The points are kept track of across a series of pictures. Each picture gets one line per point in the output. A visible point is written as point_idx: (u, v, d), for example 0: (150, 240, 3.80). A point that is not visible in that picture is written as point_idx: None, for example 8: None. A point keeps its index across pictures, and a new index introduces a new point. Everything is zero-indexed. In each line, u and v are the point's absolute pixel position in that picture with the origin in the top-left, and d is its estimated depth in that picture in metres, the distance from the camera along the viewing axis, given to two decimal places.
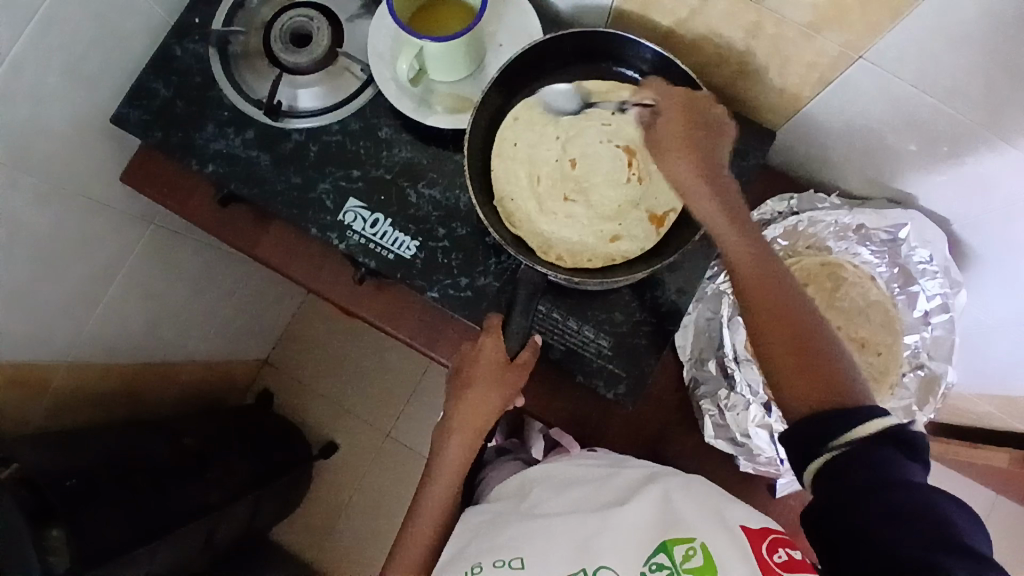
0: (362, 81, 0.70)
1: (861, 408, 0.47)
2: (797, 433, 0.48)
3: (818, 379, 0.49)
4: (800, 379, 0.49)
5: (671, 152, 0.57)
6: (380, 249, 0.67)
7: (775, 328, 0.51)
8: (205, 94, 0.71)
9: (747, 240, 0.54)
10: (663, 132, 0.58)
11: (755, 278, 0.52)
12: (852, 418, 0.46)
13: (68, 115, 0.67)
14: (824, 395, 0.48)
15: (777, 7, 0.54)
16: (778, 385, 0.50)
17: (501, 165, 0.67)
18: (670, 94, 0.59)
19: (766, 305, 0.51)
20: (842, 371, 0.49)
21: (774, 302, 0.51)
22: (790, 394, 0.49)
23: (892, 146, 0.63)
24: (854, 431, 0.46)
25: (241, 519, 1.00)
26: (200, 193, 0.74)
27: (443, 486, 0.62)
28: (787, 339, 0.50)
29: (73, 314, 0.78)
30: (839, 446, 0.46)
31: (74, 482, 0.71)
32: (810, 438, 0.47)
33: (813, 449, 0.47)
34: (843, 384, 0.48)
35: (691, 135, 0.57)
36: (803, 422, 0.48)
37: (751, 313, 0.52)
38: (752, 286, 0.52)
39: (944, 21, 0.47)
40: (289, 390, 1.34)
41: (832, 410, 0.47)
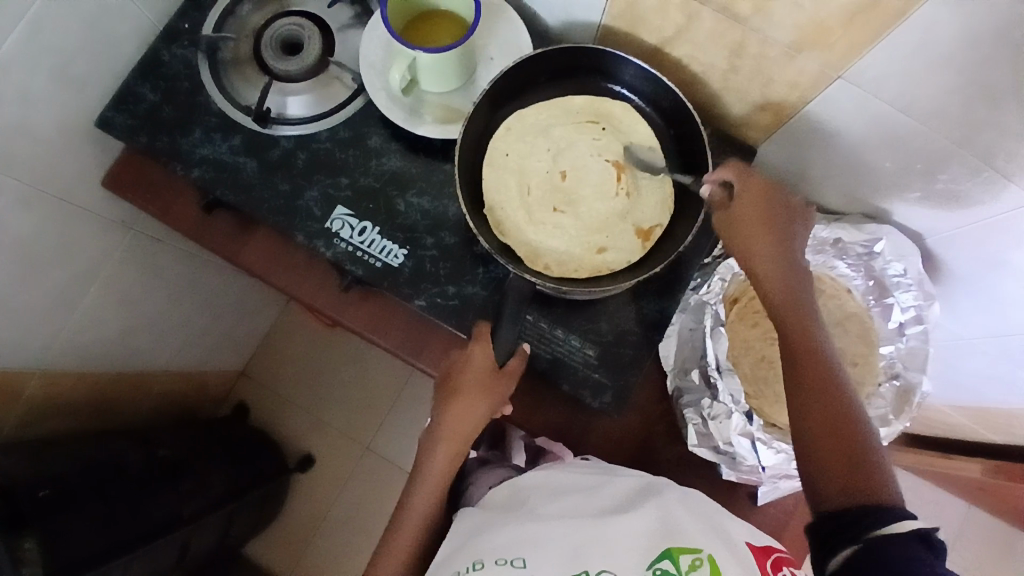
0: (353, 90, 0.71)
1: (894, 509, 0.43)
2: (825, 522, 0.46)
3: (853, 472, 0.47)
4: (838, 470, 0.47)
5: (744, 230, 0.57)
6: (367, 257, 0.67)
7: (821, 412, 0.49)
8: (194, 100, 0.71)
9: (804, 324, 0.53)
10: (740, 211, 0.58)
11: (810, 361, 0.52)
12: (881, 515, 0.43)
13: (53, 117, 0.66)
14: (859, 489, 0.46)
15: (761, 26, 0.56)
16: (814, 472, 0.49)
17: (491, 175, 0.68)
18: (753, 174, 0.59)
19: (816, 391, 0.50)
20: (882, 473, 0.47)
21: (825, 389, 0.50)
22: (825, 483, 0.48)
23: (868, 163, 0.66)
24: (885, 527, 0.43)
25: (218, 533, 0.97)
26: (185, 199, 0.73)
27: (426, 494, 0.61)
28: (831, 428, 0.49)
29: (48, 320, 0.76)
30: (866, 540, 0.43)
31: (47, 492, 0.71)
32: (839, 529, 0.45)
33: (837, 539, 0.44)
34: (878, 484, 0.46)
35: (768, 219, 0.58)
36: (834, 513, 0.46)
37: (800, 395, 0.51)
38: (803, 370, 0.52)
39: (919, 42, 0.50)
40: (267, 402, 1.32)
41: (864, 506, 0.44)
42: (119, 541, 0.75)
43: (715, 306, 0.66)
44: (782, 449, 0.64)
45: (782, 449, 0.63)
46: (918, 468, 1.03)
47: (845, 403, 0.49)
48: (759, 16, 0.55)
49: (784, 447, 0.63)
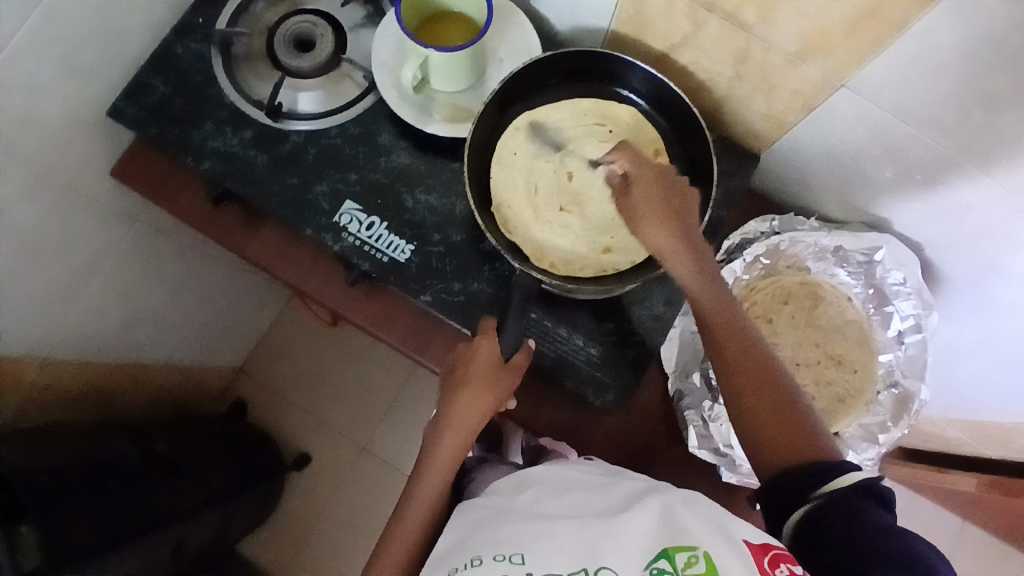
0: (363, 88, 0.72)
1: (834, 463, 0.48)
2: (776, 489, 0.49)
3: (788, 435, 0.50)
4: (774, 438, 0.51)
5: (648, 223, 0.57)
6: (374, 252, 0.68)
7: (749, 388, 0.52)
8: (205, 93, 0.71)
9: (720, 302, 0.55)
10: (638, 202, 0.58)
11: (730, 339, 0.54)
12: (825, 475, 0.48)
13: (65, 105, 0.66)
14: (797, 450, 0.50)
15: (766, 35, 0.58)
16: (752, 442, 0.52)
17: (498, 174, 0.69)
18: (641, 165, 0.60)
19: (740, 368, 0.53)
20: (813, 428, 0.51)
21: (748, 363, 0.53)
22: (765, 452, 0.51)
23: (868, 172, 0.67)
24: (832, 482, 0.47)
25: (212, 530, 0.97)
26: (193, 191, 0.74)
27: (431, 485, 0.61)
28: (759, 403, 0.52)
29: (51, 309, 0.76)
30: (815, 499, 0.47)
31: (46, 478, 0.71)
32: (790, 493, 0.48)
33: (790, 503, 0.48)
34: (813, 440, 0.50)
35: (668, 202, 0.58)
36: (778, 479, 0.50)
37: (726, 376, 0.53)
38: (726, 350, 0.54)
39: (920, 53, 0.51)
40: (264, 400, 1.31)
41: (808, 466, 0.49)
42: (114, 533, 0.75)
43: None
44: None
45: None
46: (914, 482, 1.03)
47: (766, 371, 0.52)
48: (764, 24, 0.56)
49: None
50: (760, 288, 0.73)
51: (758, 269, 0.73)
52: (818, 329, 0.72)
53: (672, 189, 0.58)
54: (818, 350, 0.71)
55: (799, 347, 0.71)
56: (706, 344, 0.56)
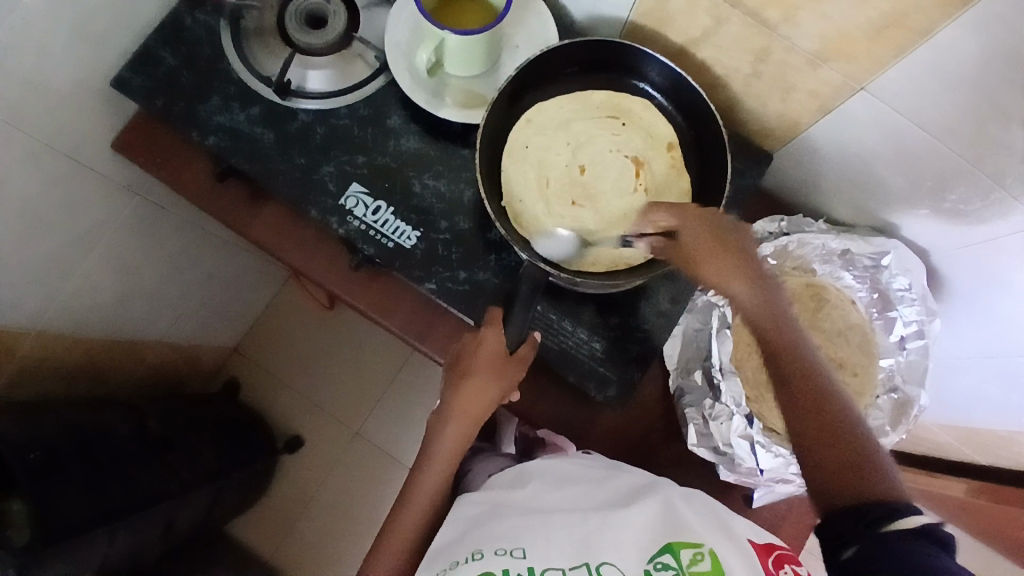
0: (375, 69, 0.70)
1: (901, 504, 0.42)
2: (833, 528, 0.44)
3: (851, 472, 0.45)
4: (834, 476, 0.45)
5: (705, 262, 0.53)
6: (379, 237, 0.67)
7: (811, 422, 0.46)
8: (213, 66, 0.70)
9: (779, 330, 0.49)
10: (691, 243, 0.54)
11: (791, 369, 0.48)
12: (887, 513, 0.42)
13: (70, 72, 0.65)
14: (859, 489, 0.44)
15: (789, 34, 0.57)
16: (811, 479, 0.46)
17: (511, 166, 0.68)
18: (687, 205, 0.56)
19: (803, 400, 0.47)
20: (885, 468, 0.45)
21: (809, 397, 0.47)
22: (823, 491, 0.45)
23: (881, 178, 0.67)
24: (893, 522, 0.41)
25: (202, 510, 0.96)
26: (196, 166, 0.72)
27: (434, 474, 0.61)
28: (828, 443, 0.46)
29: (47, 280, 0.75)
30: (869, 535, 0.42)
31: (37, 454, 0.70)
32: (846, 531, 0.43)
33: (844, 543, 0.43)
34: (880, 479, 0.44)
35: (722, 237, 0.53)
36: (836, 520, 0.44)
37: (787, 411, 0.48)
38: (786, 381, 0.48)
39: (945, 61, 0.50)
40: (257, 381, 1.30)
41: (872, 506, 0.43)
42: (106, 509, 0.75)
43: (722, 308, 0.66)
44: (780, 453, 0.64)
45: (781, 453, 0.64)
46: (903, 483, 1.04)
47: (828, 405, 0.46)
48: (787, 24, 0.56)
49: (783, 451, 0.63)
50: None
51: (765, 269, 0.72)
52: (821, 331, 0.71)
53: (726, 221, 0.54)
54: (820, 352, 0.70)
55: None
56: (776, 379, 0.49)
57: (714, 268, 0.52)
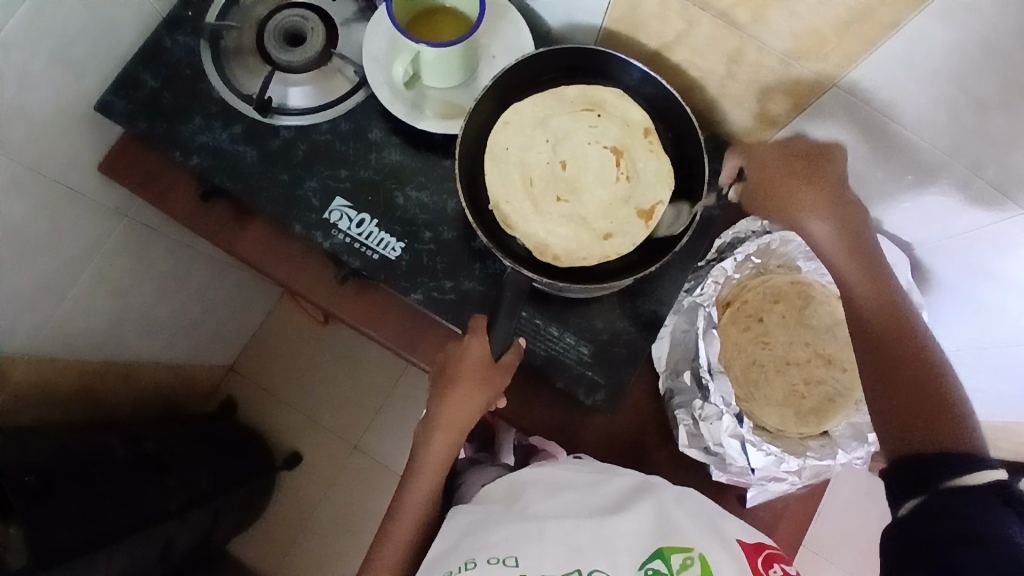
0: (354, 84, 0.71)
1: (971, 456, 0.46)
2: (898, 472, 0.49)
3: (922, 425, 0.49)
4: (907, 422, 0.50)
5: (791, 194, 0.60)
6: (365, 250, 0.67)
7: (893, 364, 0.52)
8: (194, 87, 0.70)
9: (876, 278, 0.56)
10: (775, 179, 0.61)
11: (878, 315, 0.54)
12: (959, 468, 0.46)
13: (53, 100, 0.65)
14: (928, 441, 0.48)
15: (759, 35, 0.58)
16: (885, 426, 0.52)
17: (493, 169, 0.67)
18: (771, 160, 0.63)
19: (878, 341, 0.53)
20: (954, 418, 0.49)
21: (895, 342, 0.53)
22: (893, 436, 0.51)
23: (861, 175, 0.67)
24: (964, 477, 0.45)
25: (200, 530, 0.95)
26: (182, 186, 0.73)
27: (422, 485, 0.61)
28: (892, 377, 0.52)
29: (37, 306, 0.75)
30: (938, 488, 0.46)
31: (32, 478, 0.69)
32: (912, 477, 0.48)
33: (910, 491, 0.48)
34: (955, 431, 0.48)
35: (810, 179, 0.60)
36: (901, 463, 0.49)
37: (866, 349, 0.54)
38: (871, 324, 0.54)
39: (916, 53, 0.51)
40: (254, 398, 1.30)
41: (940, 456, 0.47)
42: (100, 533, 0.74)
43: (707, 309, 0.66)
44: (771, 451, 0.63)
45: (771, 451, 0.63)
46: None
47: (917, 352, 0.52)
48: (757, 23, 0.56)
49: (773, 449, 0.63)
50: (752, 287, 0.71)
51: (750, 268, 0.71)
52: (809, 328, 0.71)
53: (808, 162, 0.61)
54: (807, 349, 0.71)
55: (791, 345, 0.71)
56: (850, 315, 0.56)
57: (797, 198, 0.59)
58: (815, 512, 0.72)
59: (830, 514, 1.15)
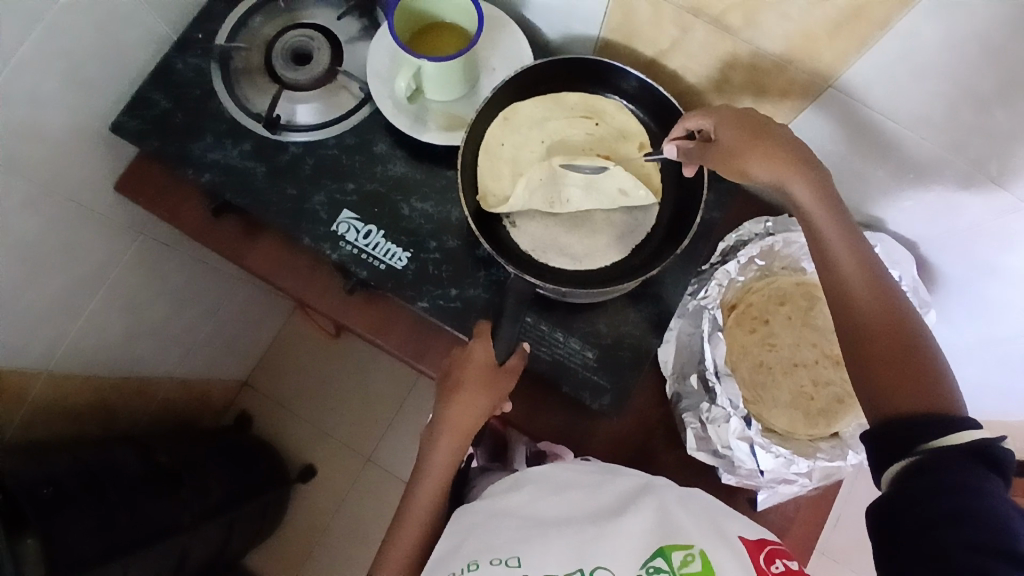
0: (360, 99, 0.73)
1: (952, 417, 0.43)
2: (876, 438, 0.46)
3: (905, 384, 0.46)
4: (885, 386, 0.47)
5: (754, 154, 0.56)
6: (371, 260, 0.69)
7: (869, 326, 0.49)
8: (204, 106, 0.73)
9: (852, 237, 0.53)
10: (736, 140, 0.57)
11: (853, 273, 0.51)
12: (939, 430, 0.43)
13: (67, 121, 0.68)
14: (909, 401, 0.46)
15: (752, 39, 0.59)
16: (863, 393, 0.49)
17: (486, 163, 0.68)
18: (722, 109, 0.59)
19: (854, 299, 0.51)
20: (935, 376, 0.46)
21: (871, 302, 0.50)
22: (871, 401, 0.48)
23: (862, 174, 0.67)
24: (943, 440, 0.43)
25: (214, 543, 0.96)
26: (194, 203, 0.75)
27: (428, 489, 0.62)
28: (872, 337, 0.49)
29: (54, 322, 0.77)
30: (920, 452, 0.43)
31: (50, 490, 0.72)
32: (892, 444, 0.45)
33: (892, 455, 0.45)
34: (936, 391, 0.45)
35: (772, 134, 0.56)
36: (880, 429, 0.46)
37: (842, 308, 0.51)
38: (844, 286, 0.51)
39: (908, 49, 0.51)
40: (267, 412, 1.32)
41: (919, 418, 0.44)
42: (115, 541, 0.75)
43: (712, 311, 0.66)
44: (780, 453, 0.63)
45: (781, 453, 0.63)
46: None
47: (891, 311, 0.49)
48: (750, 27, 0.57)
49: (783, 451, 0.63)
50: (757, 289, 0.72)
51: (754, 270, 0.71)
52: (815, 329, 0.71)
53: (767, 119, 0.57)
54: (814, 350, 0.71)
55: (797, 347, 0.71)
56: (825, 272, 0.53)
57: (760, 157, 0.55)
58: (827, 516, 0.72)
59: (847, 522, 1.13)
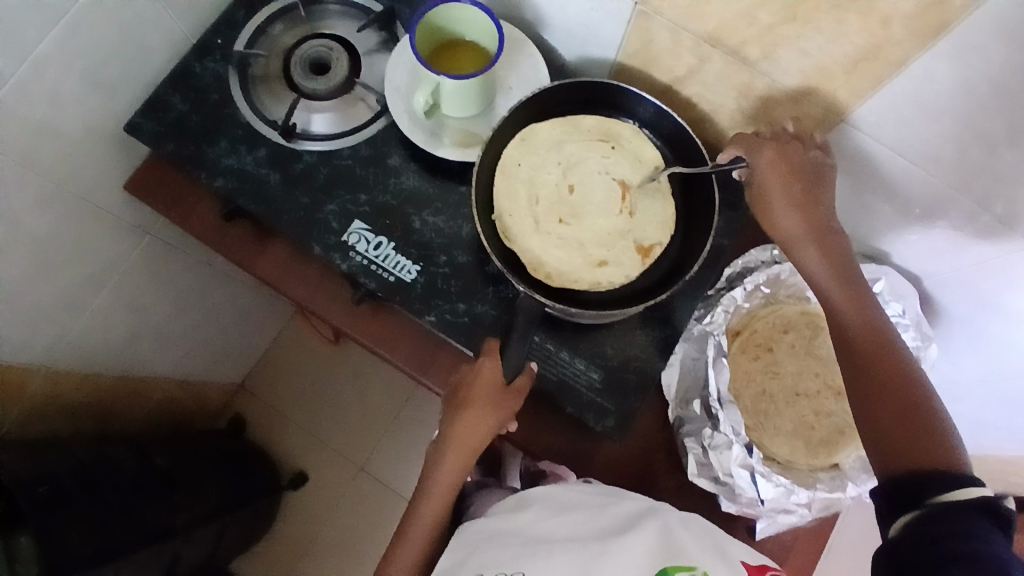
0: (376, 112, 0.73)
1: (956, 474, 0.44)
2: (883, 492, 0.47)
3: (911, 440, 0.47)
4: (889, 439, 0.48)
5: (777, 207, 0.61)
6: (381, 271, 0.69)
7: (874, 378, 0.51)
8: (220, 111, 0.73)
9: (857, 295, 0.55)
10: (766, 187, 0.61)
11: (859, 329, 0.53)
12: (944, 485, 0.44)
13: (83, 121, 0.68)
14: (914, 457, 0.46)
15: (768, 72, 0.60)
16: (869, 445, 0.50)
17: (502, 183, 0.68)
18: (762, 142, 0.63)
19: (862, 353, 0.52)
20: (940, 435, 0.47)
21: (878, 355, 0.52)
22: (877, 455, 0.49)
23: (870, 207, 0.68)
24: (950, 495, 0.43)
25: (205, 547, 0.95)
26: (205, 207, 0.75)
27: (432, 508, 0.62)
28: (879, 393, 0.50)
29: (58, 319, 0.77)
30: (929, 505, 0.44)
31: (45, 489, 0.71)
32: (898, 499, 0.46)
33: (899, 508, 0.45)
34: (939, 449, 0.46)
35: (794, 187, 0.60)
36: (885, 484, 0.47)
37: (849, 362, 0.53)
38: (850, 339, 0.53)
39: (919, 89, 0.52)
40: (262, 416, 1.31)
41: (920, 471, 0.45)
42: (112, 547, 0.75)
43: (718, 337, 0.67)
44: (780, 482, 0.63)
45: (781, 482, 0.63)
46: None
47: (898, 366, 0.50)
48: (766, 60, 0.58)
49: (783, 480, 0.63)
50: (762, 317, 0.72)
51: (759, 298, 0.72)
52: (818, 359, 0.71)
53: (798, 163, 0.61)
54: (818, 380, 0.71)
55: (800, 376, 0.71)
56: (834, 326, 0.55)
57: (780, 211, 0.61)
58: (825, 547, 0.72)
59: None
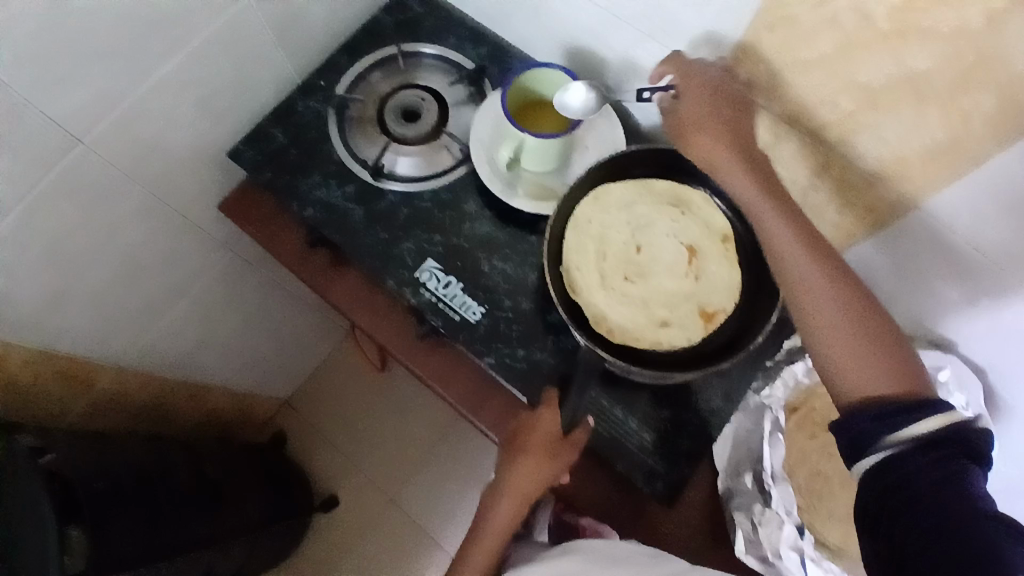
0: (458, 160, 0.78)
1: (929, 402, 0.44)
2: (850, 429, 0.46)
3: (875, 370, 0.47)
4: (850, 369, 0.48)
5: (716, 134, 0.58)
6: (447, 309, 0.72)
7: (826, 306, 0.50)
8: (316, 146, 0.79)
9: (804, 225, 0.54)
10: (702, 116, 0.59)
11: (803, 258, 0.52)
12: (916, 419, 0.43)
13: (194, 144, 0.75)
14: (883, 387, 0.46)
15: (845, 155, 0.61)
16: (829, 377, 0.49)
17: (572, 237, 0.70)
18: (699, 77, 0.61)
19: (815, 283, 0.51)
20: (901, 362, 0.47)
21: (830, 283, 0.51)
22: (841, 387, 0.48)
23: (936, 290, 0.66)
24: (922, 427, 0.42)
25: (236, 560, 0.97)
26: (291, 232, 0.80)
27: (487, 547, 0.67)
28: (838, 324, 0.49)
29: (138, 321, 0.83)
30: (898, 447, 0.42)
31: (102, 484, 0.73)
32: (867, 441, 0.44)
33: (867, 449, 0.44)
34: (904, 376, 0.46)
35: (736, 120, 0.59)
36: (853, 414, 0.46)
37: (801, 291, 0.52)
38: (795, 267, 0.52)
39: (997, 180, 0.52)
40: (302, 435, 1.34)
41: (896, 402, 0.45)
42: (156, 546, 0.78)
43: (774, 412, 0.67)
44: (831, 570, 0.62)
45: (831, 571, 0.62)
46: None
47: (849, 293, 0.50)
48: (843, 144, 0.60)
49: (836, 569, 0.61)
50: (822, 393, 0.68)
51: None
52: None
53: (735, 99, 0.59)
54: None
55: None
56: (777, 256, 0.54)
57: (723, 141, 0.58)
58: None
59: None
